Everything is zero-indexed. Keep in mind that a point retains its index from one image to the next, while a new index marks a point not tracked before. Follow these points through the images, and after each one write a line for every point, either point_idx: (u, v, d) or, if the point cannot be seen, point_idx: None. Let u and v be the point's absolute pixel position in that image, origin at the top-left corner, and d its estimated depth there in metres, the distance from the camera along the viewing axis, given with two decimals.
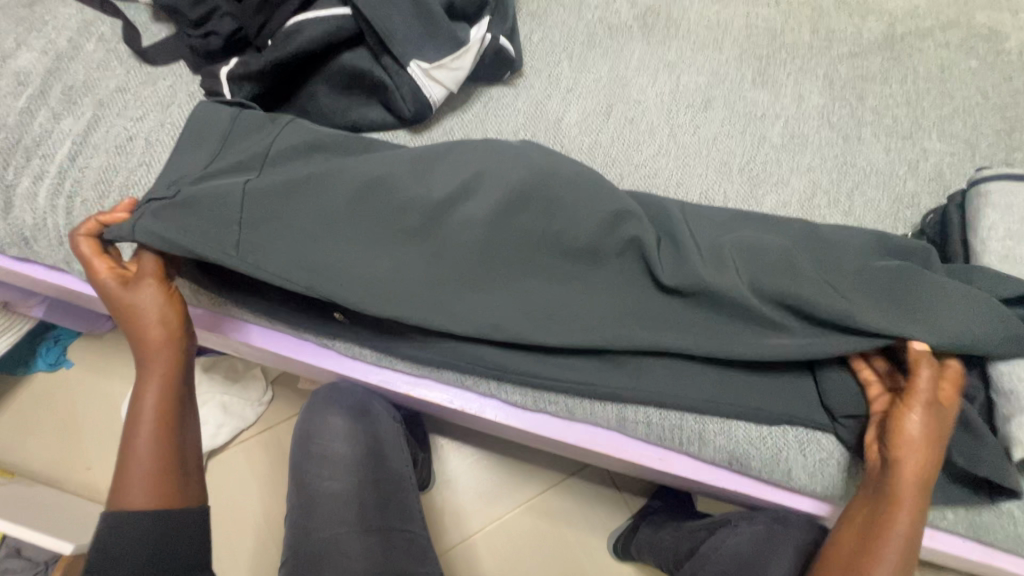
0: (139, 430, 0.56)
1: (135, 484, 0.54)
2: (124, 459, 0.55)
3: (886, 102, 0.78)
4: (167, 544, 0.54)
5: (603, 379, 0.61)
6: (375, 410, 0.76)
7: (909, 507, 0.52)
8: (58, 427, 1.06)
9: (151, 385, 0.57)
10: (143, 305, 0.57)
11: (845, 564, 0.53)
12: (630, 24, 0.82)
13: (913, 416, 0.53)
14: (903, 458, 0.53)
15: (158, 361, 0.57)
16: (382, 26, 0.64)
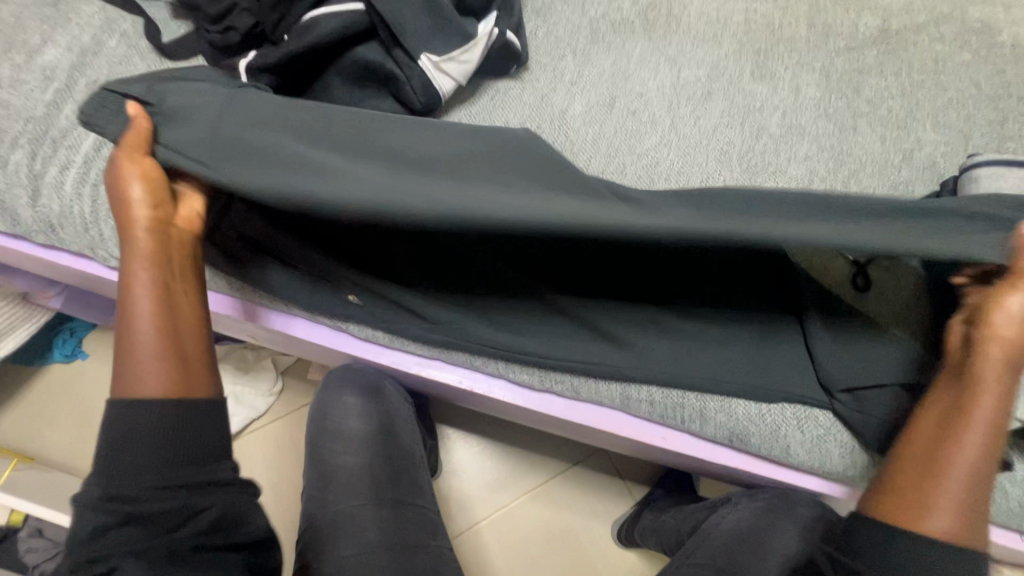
0: (133, 310, 0.53)
1: (140, 370, 0.52)
2: (122, 346, 0.53)
3: (881, 94, 0.80)
4: (181, 434, 0.51)
5: (605, 359, 0.63)
6: (387, 392, 0.79)
7: (994, 395, 0.50)
8: (74, 417, 1.08)
9: (139, 266, 0.54)
10: (124, 183, 0.54)
11: (923, 453, 0.51)
12: (632, 20, 0.84)
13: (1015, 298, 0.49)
14: (993, 341, 0.50)
15: (142, 241, 0.55)
16: (394, 20, 0.67)
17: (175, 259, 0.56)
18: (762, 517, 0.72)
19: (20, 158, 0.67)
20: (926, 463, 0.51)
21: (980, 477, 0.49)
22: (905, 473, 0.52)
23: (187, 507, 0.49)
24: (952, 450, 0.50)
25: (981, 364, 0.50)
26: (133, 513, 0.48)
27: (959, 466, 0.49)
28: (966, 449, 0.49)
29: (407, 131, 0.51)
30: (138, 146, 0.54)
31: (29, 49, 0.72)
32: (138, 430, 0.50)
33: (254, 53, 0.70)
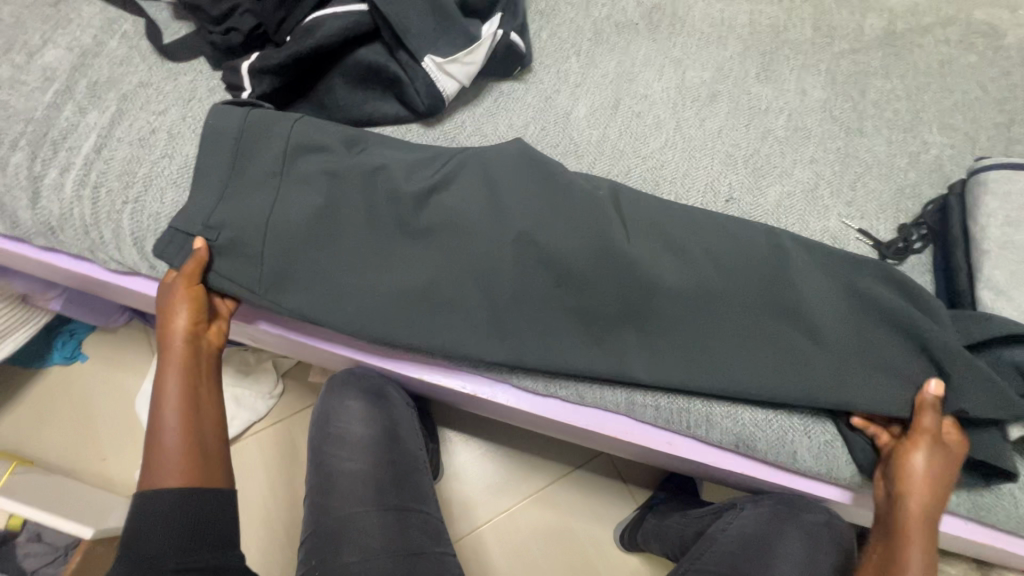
0: (164, 411, 0.58)
1: (163, 469, 0.56)
2: (148, 449, 0.57)
3: (888, 97, 0.80)
4: (195, 525, 0.55)
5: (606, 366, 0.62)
6: (390, 396, 0.77)
7: (918, 552, 0.54)
8: (74, 419, 1.08)
9: (173, 376, 0.59)
10: (174, 306, 0.60)
11: None
12: (637, 21, 0.84)
13: (918, 453, 0.56)
14: (908, 498, 0.55)
15: (178, 352, 0.60)
16: (398, 22, 0.66)
17: (203, 368, 0.61)
18: (767, 523, 0.72)
19: (20, 159, 0.66)
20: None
21: None
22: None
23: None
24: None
25: (903, 520, 0.55)
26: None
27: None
28: None
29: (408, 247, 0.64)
30: (190, 273, 0.60)
31: (30, 49, 0.72)
32: (159, 520, 0.54)
33: (257, 54, 0.70)
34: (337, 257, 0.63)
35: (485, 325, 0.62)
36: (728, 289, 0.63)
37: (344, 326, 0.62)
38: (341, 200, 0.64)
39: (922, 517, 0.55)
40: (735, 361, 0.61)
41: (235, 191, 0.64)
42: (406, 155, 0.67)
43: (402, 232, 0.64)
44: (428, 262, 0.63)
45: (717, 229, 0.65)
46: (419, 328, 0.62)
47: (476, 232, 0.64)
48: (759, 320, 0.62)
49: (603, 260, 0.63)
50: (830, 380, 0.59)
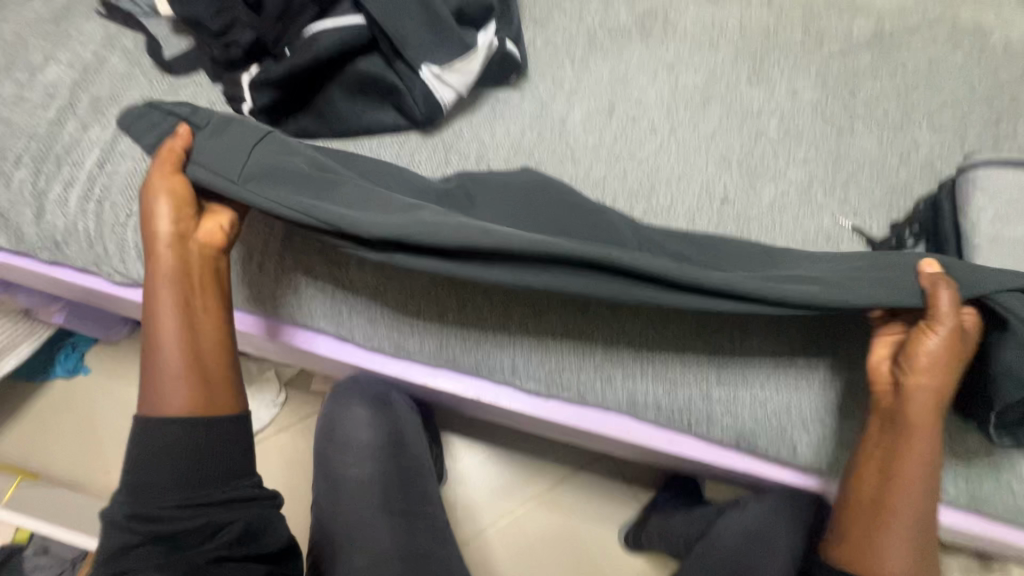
0: (161, 326, 0.58)
1: (169, 386, 0.58)
2: (152, 363, 0.58)
3: (878, 97, 0.81)
4: (204, 454, 0.57)
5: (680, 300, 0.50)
6: (395, 403, 0.78)
7: (925, 445, 0.53)
8: (79, 430, 1.08)
9: (164, 284, 0.58)
10: (153, 195, 0.56)
11: (865, 508, 0.56)
12: (629, 28, 0.85)
13: (933, 340, 0.51)
14: (914, 390, 0.53)
15: (166, 257, 0.57)
16: (395, 34, 0.68)
17: (196, 274, 0.59)
18: (770, 518, 0.73)
19: (24, 175, 0.67)
20: (874, 505, 0.55)
21: (918, 536, 0.54)
22: (852, 521, 0.57)
23: (212, 522, 0.56)
24: (895, 501, 0.54)
25: (908, 412, 0.53)
26: (158, 526, 0.54)
27: (908, 512, 0.54)
28: (899, 505, 0.54)
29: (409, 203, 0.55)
30: (168, 160, 0.55)
31: (32, 67, 0.73)
32: (162, 446, 0.56)
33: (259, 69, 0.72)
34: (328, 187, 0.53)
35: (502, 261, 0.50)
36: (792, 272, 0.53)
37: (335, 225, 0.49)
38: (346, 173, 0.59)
39: (926, 407, 0.53)
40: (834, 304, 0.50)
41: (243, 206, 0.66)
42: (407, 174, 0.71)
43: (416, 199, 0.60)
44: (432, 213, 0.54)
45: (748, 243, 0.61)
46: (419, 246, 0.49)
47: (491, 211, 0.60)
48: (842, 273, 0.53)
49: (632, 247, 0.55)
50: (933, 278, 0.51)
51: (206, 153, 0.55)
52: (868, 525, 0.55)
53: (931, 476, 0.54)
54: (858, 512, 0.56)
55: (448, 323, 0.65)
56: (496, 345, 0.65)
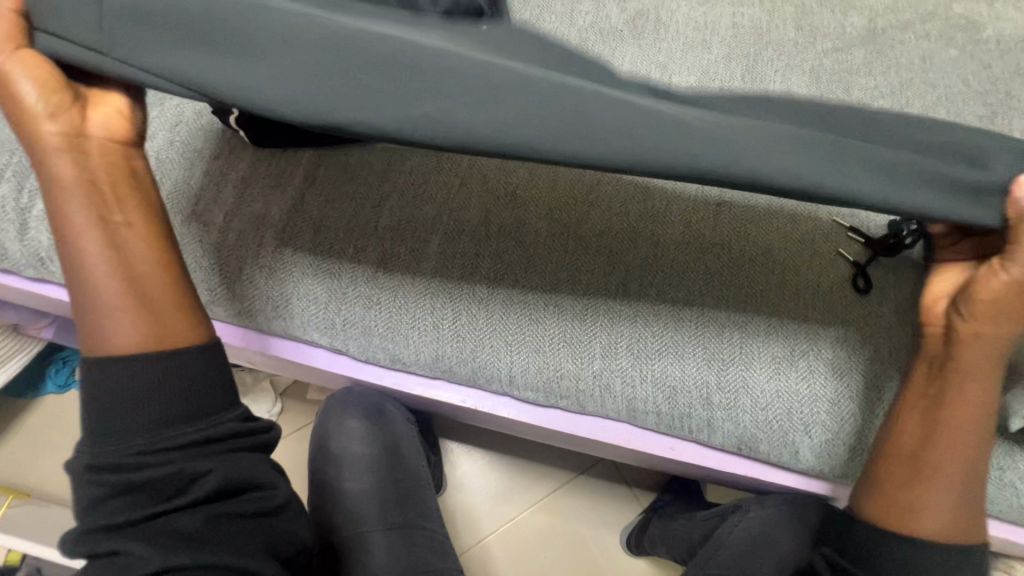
0: (87, 253, 0.50)
1: (111, 320, 0.50)
2: (85, 297, 0.50)
3: (872, 94, 0.81)
4: (171, 390, 0.49)
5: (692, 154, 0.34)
6: (390, 412, 0.76)
7: (981, 380, 0.51)
8: (71, 446, 1.07)
9: (75, 204, 0.49)
10: (13, 91, 0.45)
11: (912, 453, 0.53)
12: (621, 28, 0.84)
13: (1000, 278, 0.47)
14: (973, 329, 0.49)
15: (65, 171, 0.49)
16: None
17: (106, 179, 0.50)
18: (773, 523, 0.73)
19: (6, 192, 0.66)
20: (917, 454, 0.53)
21: (975, 470, 0.53)
22: (894, 467, 0.54)
23: (185, 471, 0.47)
24: (939, 447, 0.52)
25: (959, 354, 0.51)
26: (128, 479, 0.46)
27: (955, 455, 0.52)
28: (953, 443, 0.52)
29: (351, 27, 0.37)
30: (9, 36, 0.43)
31: None
32: (118, 386, 0.48)
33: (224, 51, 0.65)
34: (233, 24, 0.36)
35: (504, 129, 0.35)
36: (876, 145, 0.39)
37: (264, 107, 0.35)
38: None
39: (988, 345, 0.50)
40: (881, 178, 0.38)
41: (234, 221, 0.66)
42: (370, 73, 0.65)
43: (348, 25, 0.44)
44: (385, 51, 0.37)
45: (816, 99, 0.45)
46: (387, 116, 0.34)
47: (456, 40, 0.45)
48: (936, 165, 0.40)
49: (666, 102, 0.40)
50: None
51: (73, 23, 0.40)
52: (910, 469, 0.53)
53: (983, 417, 0.52)
54: (898, 456, 0.54)
55: (442, 334, 0.64)
56: (492, 356, 0.64)
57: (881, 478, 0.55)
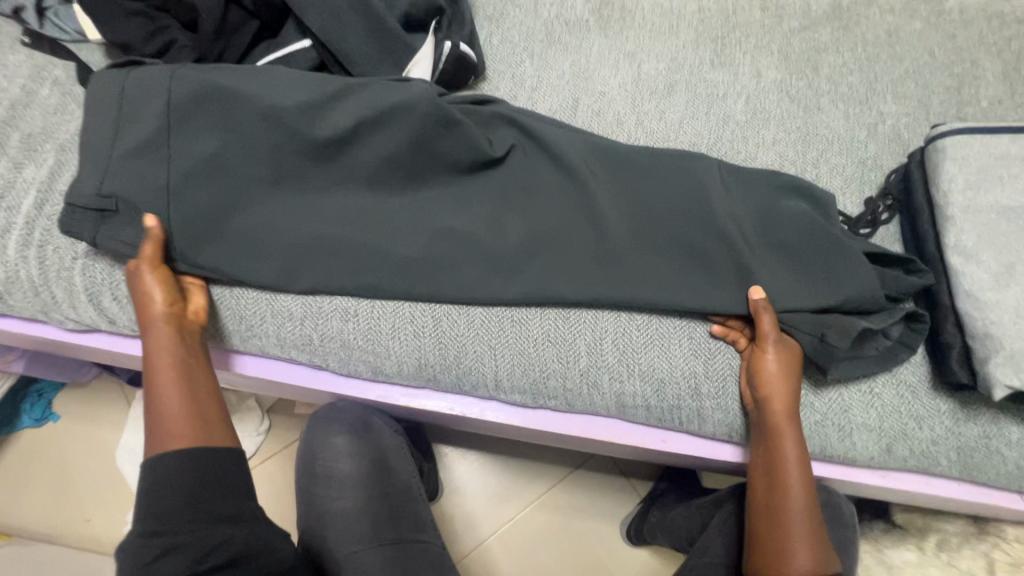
0: (160, 390, 0.56)
1: (169, 434, 0.55)
2: (149, 421, 0.55)
3: (840, 71, 0.81)
4: (209, 473, 0.55)
5: (515, 290, 0.61)
6: (377, 426, 0.74)
7: (792, 442, 0.57)
8: (54, 480, 1.04)
9: (162, 353, 0.56)
10: (142, 283, 0.57)
11: (767, 511, 0.58)
12: (587, 19, 0.83)
13: (768, 359, 0.58)
14: (770, 402, 0.57)
15: (158, 328, 0.57)
16: (338, 47, 0.64)
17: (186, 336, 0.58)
18: None
19: None
20: (770, 514, 0.58)
21: (819, 532, 0.56)
22: (759, 520, 0.59)
23: (219, 536, 0.54)
24: (780, 496, 0.57)
25: (768, 420, 0.58)
26: (174, 542, 0.52)
27: (795, 502, 0.56)
28: (794, 503, 0.56)
29: (316, 198, 0.62)
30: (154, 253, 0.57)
31: None
32: (168, 478, 0.53)
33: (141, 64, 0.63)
34: (253, 213, 0.61)
35: (407, 269, 0.61)
36: (649, 244, 0.62)
37: (268, 268, 0.61)
38: (249, 120, 0.60)
39: (786, 412, 0.57)
40: (643, 270, 0.61)
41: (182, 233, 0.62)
42: (314, 102, 0.60)
43: (320, 160, 0.61)
44: (333, 212, 0.62)
45: (636, 183, 0.64)
46: (341, 273, 0.61)
47: (396, 154, 0.61)
48: (690, 254, 0.62)
49: (524, 213, 0.63)
50: (782, 274, 0.61)
51: (128, 191, 0.59)
52: (769, 524, 0.58)
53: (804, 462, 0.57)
54: (757, 510, 0.60)
55: (424, 342, 0.63)
56: (477, 360, 0.63)
57: (754, 535, 0.59)
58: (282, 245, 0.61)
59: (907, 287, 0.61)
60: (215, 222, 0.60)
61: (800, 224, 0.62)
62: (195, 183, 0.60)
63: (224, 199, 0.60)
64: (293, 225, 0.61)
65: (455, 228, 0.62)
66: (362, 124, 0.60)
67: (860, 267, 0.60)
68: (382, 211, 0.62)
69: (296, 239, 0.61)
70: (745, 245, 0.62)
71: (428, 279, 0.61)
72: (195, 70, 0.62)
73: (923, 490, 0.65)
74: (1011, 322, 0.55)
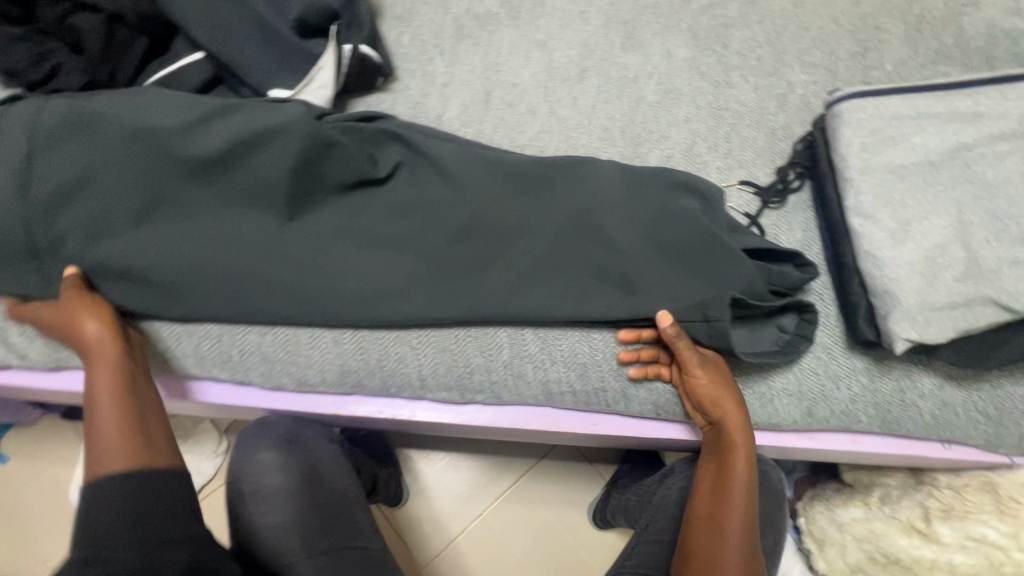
0: (98, 413, 0.54)
1: (108, 454, 0.52)
2: (87, 447, 0.53)
3: (749, 45, 0.82)
4: (150, 492, 0.50)
5: (403, 307, 0.62)
6: (306, 437, 0.76)
7: (745, 458, 0.59)
8: (9, 523, 1.01)
9: (100, 377, 0.55)
10: (73, 317, 0.57)
11: (708, 522, 0.61)
12: (497, 10, 0.82)
13: (702, 380, 0.59)
14: (725, 421, 0.59)
15: (99, 354, 0.56)
16: (233, 61, 0.64)
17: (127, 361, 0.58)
18: None
19: None
20: (710, 524, 0.61)
21: (751, 539, 0.60)
22: (697, 528, 0.63)
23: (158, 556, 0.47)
24: (723, 508, 0.60)
25: (724, 437, 0.59)
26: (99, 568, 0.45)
27: (733, 515, 0.60)
28: (732, 515, 0.60)
29: (192, 222, 0.62)
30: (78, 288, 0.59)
31: None
32: (108, 502, 0.48)
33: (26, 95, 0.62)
34: (131, 237, 0.60)
35: (294, 285, 0.62)
36: (529, 240, 0.64)
37: (149, 299, 0.61)
38: (111, 148, 0.60)
39: (737, 431, 0.58)
40: (528, 270, 0.63)
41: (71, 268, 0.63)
42: (185, 125, 0.61)
43: (191, 186, 0.62)
44: (216, 237, 0.61)
45: (519, 185, 0.66)
46: (226, 292, 0.61)
47: (274, 176, 0.62)
48: (568, 249, 0.64)
49: (412, 223, 0.65)
50: (664, 276, 0.62)
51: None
52: (708, 533, 0.61)
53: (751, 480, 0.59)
54: (699, 520, 0.62)
55: (345, 349, 0.63)
56: (400, 361, 0.63)
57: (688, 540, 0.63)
58: (157, 270, 0.60)
59: (788, 281, 0.62)
60: (84, 251, 0.60)
61: (681, 223, 0.63)
62: (64, 210, 0.60)
63: (88, 226, 0.60)
64: (173, 253, 0.60)
65: (343, 247, 0.63)
66: (233, 148, 0.61)
67: (742, 264, 0.61)
68: (264, 233, 0.62)
69: (170, 264, 0.60)
70: (629, 245, 0.63)
71: (313, 291, 0.62)
72: (68, 97, 0.62)
73: (850, 448, 0.66)
74: (907, 275, 0.56)
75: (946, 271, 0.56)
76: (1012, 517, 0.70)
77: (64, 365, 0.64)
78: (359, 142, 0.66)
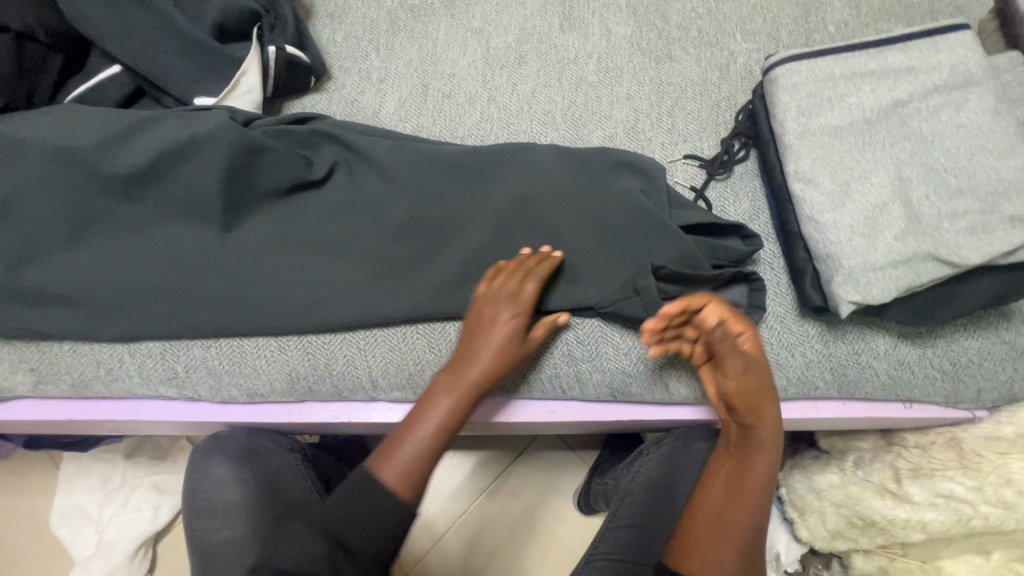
0: (427, 418, 0.56)
1: (396, 460, 0.55)
2: (404, 428, 0.57)
3: (689, 17, 0.80)
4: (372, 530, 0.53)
5: (342, 309, 0.61)
6: (263, 449, 0.73)
7: (770, 455, 0.60)
8: None
9: (453, 392, 0.56)
10: (496, 312, 0.57)
11: (713, 523, 0.60)
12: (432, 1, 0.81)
13: (733, 372, 0.58)
14: (759, 420, 0.59)
15: (472, 372, 0.57)
16: (153, 72, 0.63)
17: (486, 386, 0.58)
18: (669, 462, 0.75)
19: None
20: (716, 522, 0.60)
21: (755, 539, 0.60)
22: (698, 525, 0.61)
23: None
24: (734, 509, 0.60)
25: (755, 433, 0.60)
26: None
27: (744, 520, 0.60)
28: (741, 516, 0.60)
29: (123, 237, 0.61)
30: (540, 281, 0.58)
31: None
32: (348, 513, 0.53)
33: None
34: (62, 258, 0.60)
35: (229, 295, 0.61)
36: (471, 231, 0.63)
37: (82, 317, 0.60)
38: (33, 168, 0.59)
39: (769, 431, 0.59)
40: (470, 261, 0.62)
41: None
42: (106, 142, 0.60)
43: (119, 203, 0.61)
44: (153, 252, 0.61)
45: (457, 177, 0.65)
46: (161, 308, 0.60)
47: (203, 187, 0.61)
48: (509, 236, 0.63)
49: (351, 223, 0.64)
50: (606, 256, 0.62)
51: None
52: (714, 535, 0.60)
53: (768, 479, 0.61)
54: (704, 517, 0.61)
55: (291, 356, 0.62)
56: (348, 364, 0.62)
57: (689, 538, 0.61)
58: (90, 290, 0.60)
59: (730, 255, 0.62)
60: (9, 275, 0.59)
61: (618, 200, 0.63)
62: None
63: (16, 250, 0.59)
64: (108, 271, 0.60)
65: (281, 254, 0.62)
66: (155, 160, 0.60)
67: (680, 239, 0.61)
68: (199, 246, 0.61)
69: (104, 283, 0.60)
70: (569, 227, 0.63)
71: (252, 299, 0.61)
72: None
73: (810, 415, 0.65)
74: (848, 236, 0.56)
75: (887, 231, 0.56)
76: (975, 471, 0.70)
77: (9, 395, 0.63)
78: (293, 146, 0.65)
